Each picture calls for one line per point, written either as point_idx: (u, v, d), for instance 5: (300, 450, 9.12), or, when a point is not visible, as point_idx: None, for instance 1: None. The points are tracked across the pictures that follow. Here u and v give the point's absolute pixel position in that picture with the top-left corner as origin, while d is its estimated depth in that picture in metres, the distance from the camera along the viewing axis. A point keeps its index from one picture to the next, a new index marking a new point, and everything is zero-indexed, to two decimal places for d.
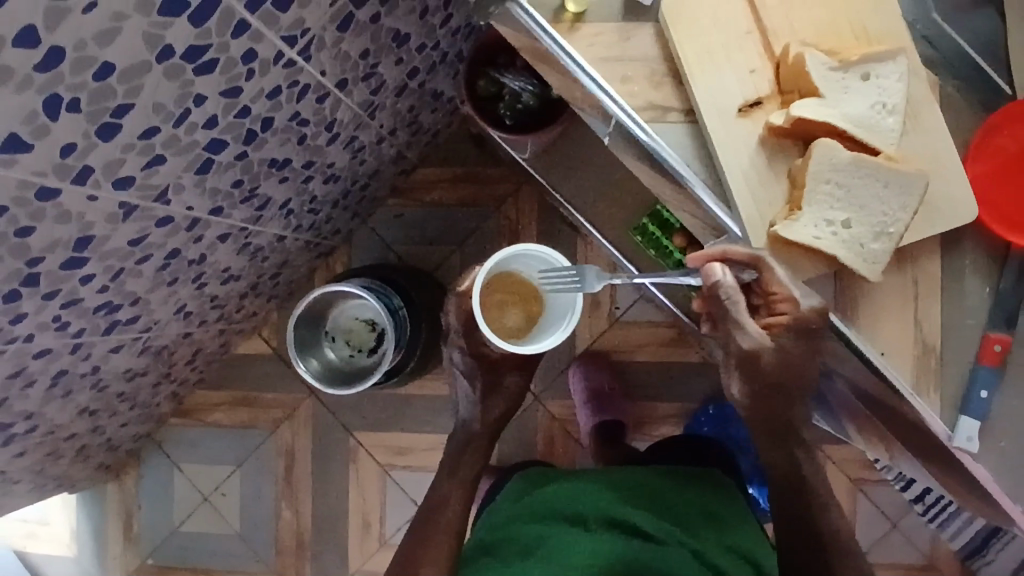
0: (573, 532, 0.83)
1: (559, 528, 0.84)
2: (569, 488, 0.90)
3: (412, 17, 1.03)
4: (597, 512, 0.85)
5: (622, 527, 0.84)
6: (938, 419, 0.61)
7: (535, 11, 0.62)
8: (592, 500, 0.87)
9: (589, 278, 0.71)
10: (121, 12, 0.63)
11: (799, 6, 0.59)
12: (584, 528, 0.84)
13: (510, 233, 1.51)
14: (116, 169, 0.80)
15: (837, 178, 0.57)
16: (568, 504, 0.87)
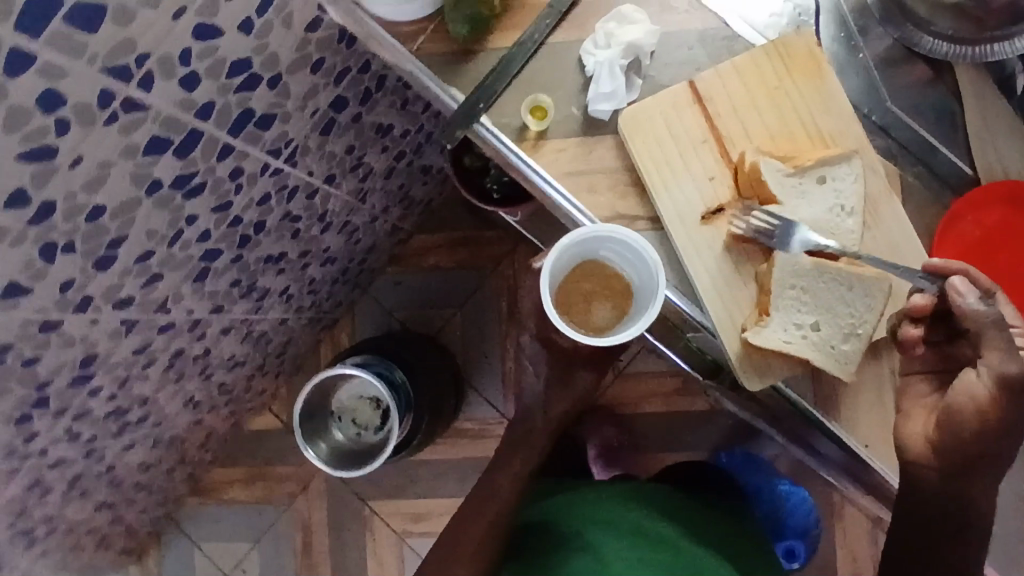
0: (606, 532, 0.78)
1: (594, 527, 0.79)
2: (602, 490, 0.86)
3: (393, 109, 1.07)
4: (631, 518, 0.80)
5: (653, 534, 0.78)
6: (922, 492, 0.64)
7: (501, 132, 0.66)
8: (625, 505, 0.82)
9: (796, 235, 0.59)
10: (107, 161, 0.67)
11: (751, 114, 0.62)
12: (619, 530, 0.78)
13: (509, 291, 1.51)
14: (116, 292, 0.83)
15: (801, 283, 0.59)
16: (602, 505, 0.82)
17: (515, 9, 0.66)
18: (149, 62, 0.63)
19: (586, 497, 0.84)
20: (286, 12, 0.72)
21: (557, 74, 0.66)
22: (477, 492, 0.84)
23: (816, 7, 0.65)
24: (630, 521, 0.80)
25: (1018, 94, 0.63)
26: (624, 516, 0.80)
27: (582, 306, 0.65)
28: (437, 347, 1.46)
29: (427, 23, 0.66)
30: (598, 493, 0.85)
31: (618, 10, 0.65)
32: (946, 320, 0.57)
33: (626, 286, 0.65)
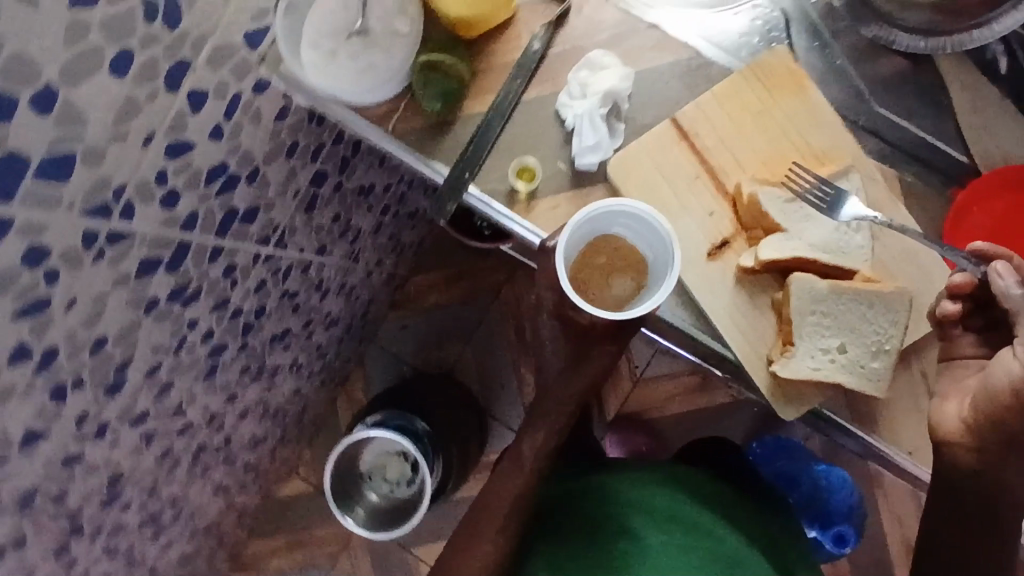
0: (645, 533, 0.71)
1: (625, 526, 0.71)
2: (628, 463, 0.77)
3: (372, 169, 1.06)
4: (668, 507, 0.72)
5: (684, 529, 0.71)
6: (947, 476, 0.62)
7: (492, 198, 0.64)
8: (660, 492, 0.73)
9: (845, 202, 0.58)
10: (102, 293, 0.66)
11: (740, 143, 0.61)
12: (658, 530, 0.71)
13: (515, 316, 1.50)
14: (130, 410, 0.82)
15: (821, 307, 0.58)
16: (634, 490, 0.74)
17: (484, 71, 0.65)
18: (128, 193, 0.62)
19: (613, 476, 0.75)
20: (254, 110, 0.71)
21: (538, 132, 0.65)
22: (488, 487, 0.72)
23: (784, 20, 0.65)
24: (668, 516, 0.72)
25: (1002, 75, 0.63)
26: (660, 505, 0.72)
27: (595, 281, 0.60)
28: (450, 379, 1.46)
29: (398, 101, 0.65)
30: (626, 470, 0.76)
31: (588, 57, 0.64)
32: (990, 308, 0.56)
33: (644, 269, 0.61)
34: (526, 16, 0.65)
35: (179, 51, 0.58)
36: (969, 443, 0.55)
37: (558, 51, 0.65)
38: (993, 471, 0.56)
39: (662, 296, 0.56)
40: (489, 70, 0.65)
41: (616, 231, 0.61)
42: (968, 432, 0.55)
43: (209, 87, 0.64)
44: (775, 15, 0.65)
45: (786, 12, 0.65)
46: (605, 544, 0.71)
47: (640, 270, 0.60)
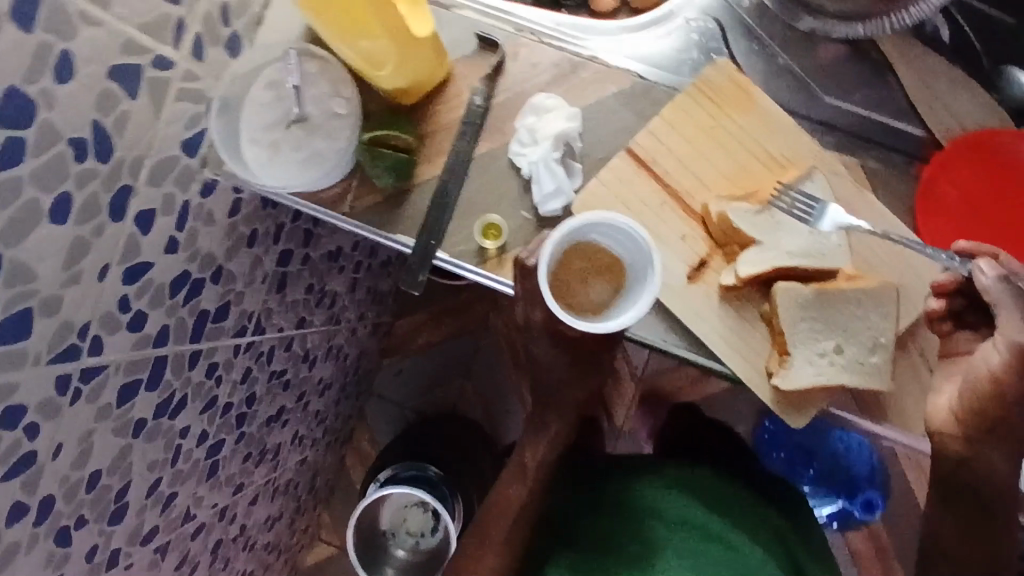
0: (659, 544, 0.67)
1: (640, 536, 0.68)
2: (647, 470, 0.74)
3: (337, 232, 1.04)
4: (687, 514, 0.69)
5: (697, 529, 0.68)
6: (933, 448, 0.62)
7: (463, 260, 0.63)
8: (680, 501, 0.70)
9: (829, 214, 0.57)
10: (86, 430, 0.64)
11: (700, 161, 0.60)
12: (674, 541, 0.67)
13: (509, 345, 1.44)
14: (138, 531, 0.80)
15: (809, 313, 0.57)
16: (652, 499, 0.71)
17: (432, 135, 0.64)
18: (92, 328, 0.60)
19: (630, 488, 0.72)
20: (206, 212, 0.69)
21: (497, 186, 0.64)
22: (490, 498, 0.71)
23: (720, 30, 0.65)
24: (688, 526, 0.68)
25: (946, 44, 0.63)
26: (680, 517, 0.69)
27: (573, 291, 0.57)
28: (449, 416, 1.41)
29: (350, 179, 0.64)
30: (645, 479, 0.73)
31: (532, 102, 0.63)
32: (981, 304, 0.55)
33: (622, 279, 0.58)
34: (463, 73, 0.65)
35: (118, 179, 0.57)
36: (958, 433, 0.54)
37: (502, 101, 0.64)
38: (980, 465, 0.54)
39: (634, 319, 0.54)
40: (437, 132, 0.64)
41: (591, 238, 0.57)
42: (956, 422, 0.54)
43: (155, 204, 0.62)
44: (710, 26, 0.65)
45: (720, 22, 0.65)
46: (615, 558, 0.68)
47: (620, 274, 0.57)
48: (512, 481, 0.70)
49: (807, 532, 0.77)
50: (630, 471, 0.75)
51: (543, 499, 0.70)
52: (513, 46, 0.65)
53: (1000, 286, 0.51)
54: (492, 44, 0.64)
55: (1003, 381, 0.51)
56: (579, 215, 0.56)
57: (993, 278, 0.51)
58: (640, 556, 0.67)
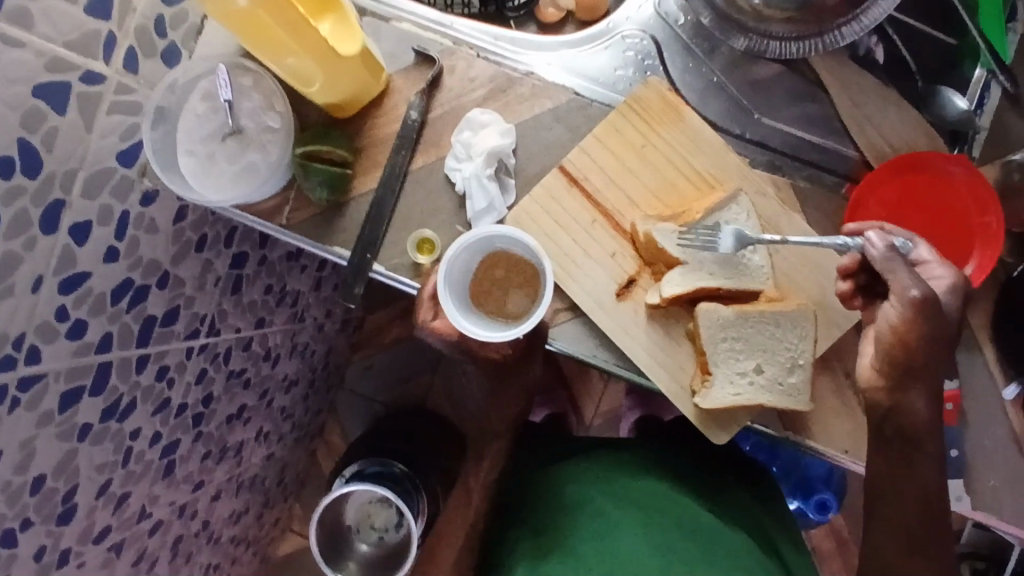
0: (608, 513, 0.66)
1: (592, 508, 0.67)
2: (602, 454, 0.73)
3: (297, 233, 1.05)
4: (644, 492, 0.67)
5: (667, 516, 0.65)
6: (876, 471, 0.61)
7: (398, 273, 0.64)
8: (631, 477, 0.69)
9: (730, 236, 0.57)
10: (28, 437, 0.65)
11: (627, 177, 0.61)
12: (624, 508, 0.65)
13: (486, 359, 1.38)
14: (90, 531, 0.80)
15: (730, 333, 0.58)
16: (604, 476, 0.69)
17: (367, 147, 0.65)
18: (29, 338, 0.61)
19: (583, 470, 0.71)
20: (148, 220, 0.70)
21: (433, 201, 0.64)
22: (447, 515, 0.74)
23: (655, 46, 0.66)
24: (641, 500, 0.66)
25: (880, 65, 0.63)
26: (631, 489, 0.67)
27: (492, 297, 0.61)
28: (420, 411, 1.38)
29: (287, 191, 0.65)
30: (596, 463, 0.71)
31: (467, 117, 0.63)
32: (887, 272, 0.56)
33: (536, 287, 0.61)
34: (400, 85, 0.65)
35: (49, 193, 0.58)
36: (879, 387, 0.54)
37: (438, 115, 0.64)
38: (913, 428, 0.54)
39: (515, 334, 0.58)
40: (373, 145, 0.65)
41: (500, 248, 0.61)
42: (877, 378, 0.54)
43: (91, 215, 0.63)
44: (646, 43, 0.66)
45: (656, 39, 0.66)
46: (571, 531, 0.66)
47: (534, 281, 0.61)
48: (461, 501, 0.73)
49: (784, 517, 0.72)
50: (593, 456, 0.73)
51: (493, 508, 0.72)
52: (450, 60, 0.65)
53: (885, 252, 0.52)
54: (429, 58, 0.65)
55: (905, 333, 0.51)
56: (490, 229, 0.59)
57: (882, 250, 0.52)
58: (593, 528, 0.65)
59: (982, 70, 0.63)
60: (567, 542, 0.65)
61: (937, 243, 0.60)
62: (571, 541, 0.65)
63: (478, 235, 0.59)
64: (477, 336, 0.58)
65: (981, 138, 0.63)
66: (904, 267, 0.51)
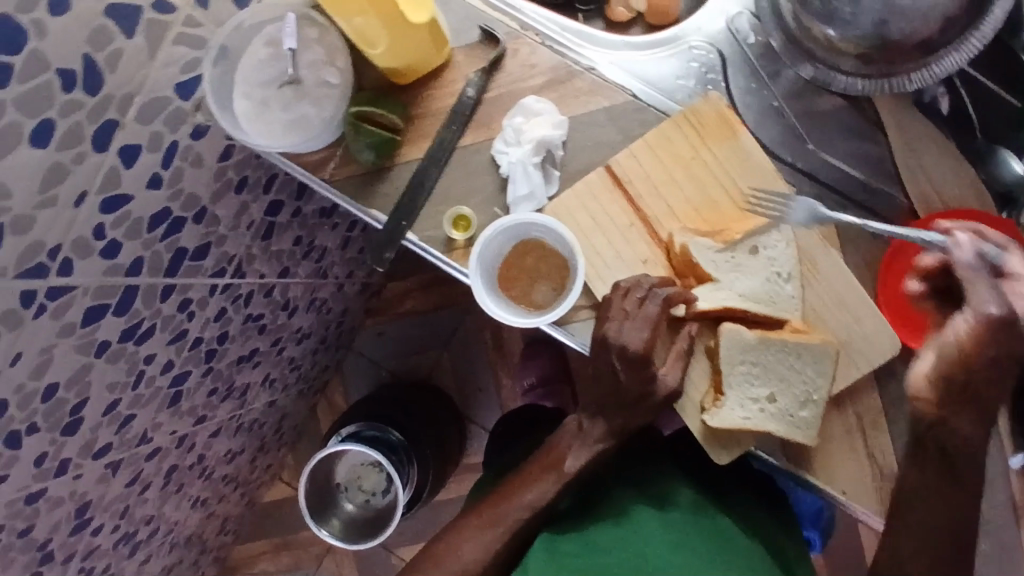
0: (622, 511, 0.62)
1: (608, 508, 0.62)
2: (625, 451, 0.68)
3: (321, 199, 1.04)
4: (662, 495, 0.63)
5: (684, 524, 0.60)
6: (872, 516, 0.60)
7: (429, 244, 0.64)
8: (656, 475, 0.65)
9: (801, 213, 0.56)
10: (48, 345, 0.67)
11: (672, 187, 0.61)
12: (639, 503, 0.62)
13: (497, 344, 1.39)
14: (92, 445, 0.82)
15: (749, 358, 0.58)
16: (622, 475, 0.66)
17: (418, 118, 0.65)
18: (64, 250, 0.62)
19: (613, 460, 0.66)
20: (194, 154, 0.71)
21: (474, 180, 0.64)
22: (442, 534, 0.61)
23: (720, 61, 0.66)
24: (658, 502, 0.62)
25: (943, 115, 0.62)
26: (652, 486, 0.64)
27: (519, 284, 0.62)
28: (425, 385, 1.38)
29: (335, 148, 0.66)
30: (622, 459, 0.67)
31: (522, 102, 0.63)
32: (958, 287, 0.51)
33: (568, 279, 0.61)
34: (460, 60, 0.65)
35: (105, 112, 0.60)
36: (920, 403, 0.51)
37: (495, 95, 0.65)
38: (944, 460, 0.52)
39: (531, 324, 0.58)
40: (424, 116, 0.65)
41: (534, 237, 0.62)
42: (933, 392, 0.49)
43: (142, 140, 0.65)
44: (711, 57, 0.66)
45: (723, 54, 0.66)
46: (589, 519, 0.62)
47: (563, 275, 0.61)
48: (538, 470, 0.61)
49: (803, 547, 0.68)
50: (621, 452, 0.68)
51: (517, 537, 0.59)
52: (514, 43, 0.65)
53: (969, 262, 0.47)
54: (494, 38, 0.65)
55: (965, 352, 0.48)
56: (524, 216, 0.60)
57: (967, 253, 0.47)
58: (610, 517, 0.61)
59: None
60: (579, 533, 0.61)
61: None
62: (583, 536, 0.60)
63: (511, 221, 0.59)
64: (497, 317, 0.59)
65: None
66: (978, 273, 0.47)
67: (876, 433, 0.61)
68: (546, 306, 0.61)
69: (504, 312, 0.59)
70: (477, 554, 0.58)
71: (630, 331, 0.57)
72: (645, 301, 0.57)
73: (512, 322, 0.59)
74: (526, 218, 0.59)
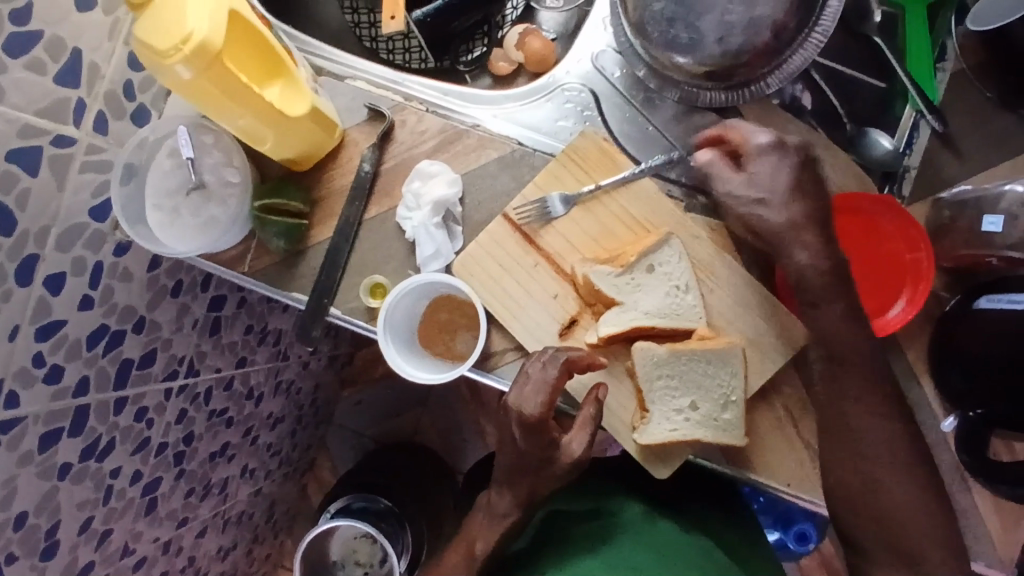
0: (574, 538, 0.64)
1: (561, 538, 0.65)
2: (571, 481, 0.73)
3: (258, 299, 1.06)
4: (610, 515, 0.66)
5: (629, 536, 0.63)
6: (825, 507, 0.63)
7: (354, 315, 0.67)
8: (600, 496, 0.69)
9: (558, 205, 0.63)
10: (9, 476, 0.68)
11: (567, 224, 0.64)
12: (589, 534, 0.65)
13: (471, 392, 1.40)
14: (72, 568, 0.82)
15: (665, 371, 0.61)
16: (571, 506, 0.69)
17: (323, 198, 0.69)
18: (7, 383, 0.64)
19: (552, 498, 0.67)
20: (122, 269, 0.74)
21: (385, 249, 0.67)
22: None
23: (593, 98, 0.70)
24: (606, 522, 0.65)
25: (808, 110, 0.67)
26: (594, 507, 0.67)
27: (440, 339, 0.65)
28: (406, 446, 1.38)
29: (249, 241, 0.69)
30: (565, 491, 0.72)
31: (417, 167, 0.66)
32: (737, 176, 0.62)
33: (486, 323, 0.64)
34: (354, 139, 0.69)
35: (23, 249, 0.63)
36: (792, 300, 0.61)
37: (391, 166, 0.68)
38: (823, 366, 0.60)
39: (453, 375, 0.60)
40: (329, 196, 0.68)
41: (445, 292, 0.64)
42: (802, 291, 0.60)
43: (64, 267, 0.67)
44: (585, 96, 0.70)
45: (595, 91, 0.70)
46: (538, 554, 0.65)
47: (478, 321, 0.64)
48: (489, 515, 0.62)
49: (768, 550, 0.70)
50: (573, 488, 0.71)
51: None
52: (400, 115, 0.69)
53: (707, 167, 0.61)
54: (380, 113, 0.68)
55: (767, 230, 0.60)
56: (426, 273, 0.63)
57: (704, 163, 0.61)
58: (559, 547, 0.64)
59: (912, 112, 0.67)
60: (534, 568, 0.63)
61: (871, 279, 0.65)
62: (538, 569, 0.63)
63: (415, 282, 0.61)
64: (420, 379, 0.61)
65: (910, 177, 0.67)
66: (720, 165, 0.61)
67: (806, 421, 0.63)
68: (466, 354, 0.64)
69: (427, 372, 0.62)
70: None
71: (528, 396, 0.57)
72: (548, 364, 0.57)
73: (435, 379, 0.61)
74: (427, 276, 0.61)
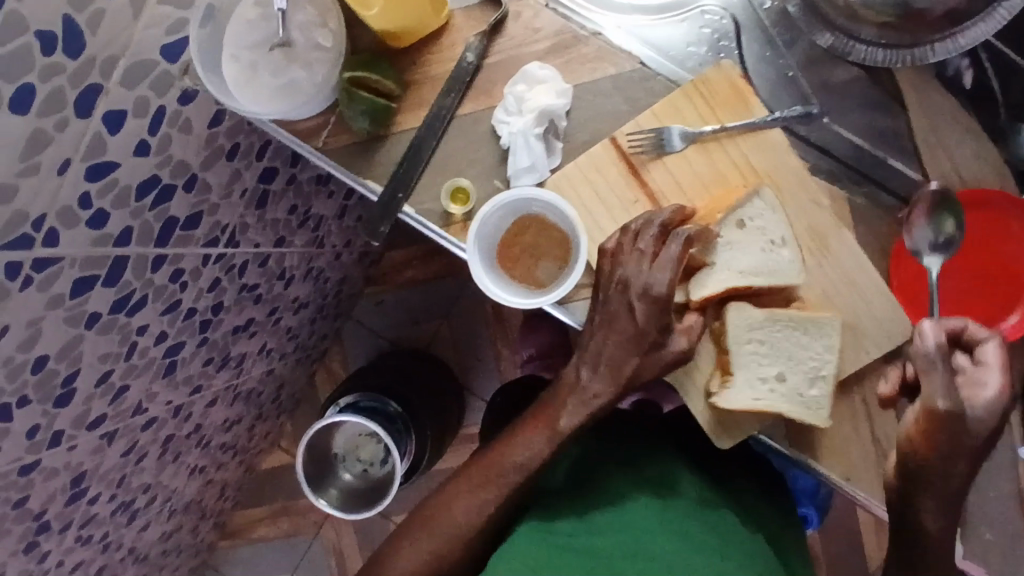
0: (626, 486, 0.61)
1: (610, 484, 0.62)
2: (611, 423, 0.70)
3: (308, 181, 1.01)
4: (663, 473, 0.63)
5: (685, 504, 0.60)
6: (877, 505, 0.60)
7: (427, 219, 0.62)
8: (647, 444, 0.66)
9: (671, 139, 0.58)
10: (35, 317, 0.64)
11: (679, 162, 0.59)
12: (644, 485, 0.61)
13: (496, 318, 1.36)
14: (85, 417, 0.80)
15: (758, 334, 0.57)
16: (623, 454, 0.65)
17: (416, 83, 0.62)
18: (49, 220, 0.60)
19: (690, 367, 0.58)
20: (183, 119, 0.69)
21: (473, 151, 0.62)
22: (437, 489, 0.59)
23: (734, 28, 0.62)
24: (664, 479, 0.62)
25: (966, 91, 0.59)
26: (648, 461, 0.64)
27: (521, 264, 0.60)
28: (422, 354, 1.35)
29: (327, 115, 0.63)
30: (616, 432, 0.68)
31: (524, 69, 0.60)
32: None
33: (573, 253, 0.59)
34: (459, 23, 0.62)
35: (87, 76, 0.57)
36: None
37: (494, 61, 0.62)
38: None
39: (530, 304, 0.57)
40: (423, 82, 0.62)
41: (534, 212, 0.60)
42: None
43: (126, 105, 0.62)
44: (725, 23, 0.63)
45: (737, 19, 0.62)
46: (585, 490, 0.62)
47: (565, 250, 0.59)
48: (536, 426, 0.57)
49: (798, 539, 0.68)
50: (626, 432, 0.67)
51: (510, 497, 0.57)
52: (517, 5, 0.62)
53: None
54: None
55: None
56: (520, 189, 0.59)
57: None
58: (602, 496, 0.61)
59: None
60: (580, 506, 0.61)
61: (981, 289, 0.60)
62: (586, 509, 0.60)
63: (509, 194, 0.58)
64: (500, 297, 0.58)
65: None
66: None
67: (882, 419, 0.59)
68: (548, 279, 0.59)
69: (505, 291, 0.59)
70: (469, 515, 0.56)
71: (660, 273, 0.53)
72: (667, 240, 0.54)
73: (513, 300, 0.57)
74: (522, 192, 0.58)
